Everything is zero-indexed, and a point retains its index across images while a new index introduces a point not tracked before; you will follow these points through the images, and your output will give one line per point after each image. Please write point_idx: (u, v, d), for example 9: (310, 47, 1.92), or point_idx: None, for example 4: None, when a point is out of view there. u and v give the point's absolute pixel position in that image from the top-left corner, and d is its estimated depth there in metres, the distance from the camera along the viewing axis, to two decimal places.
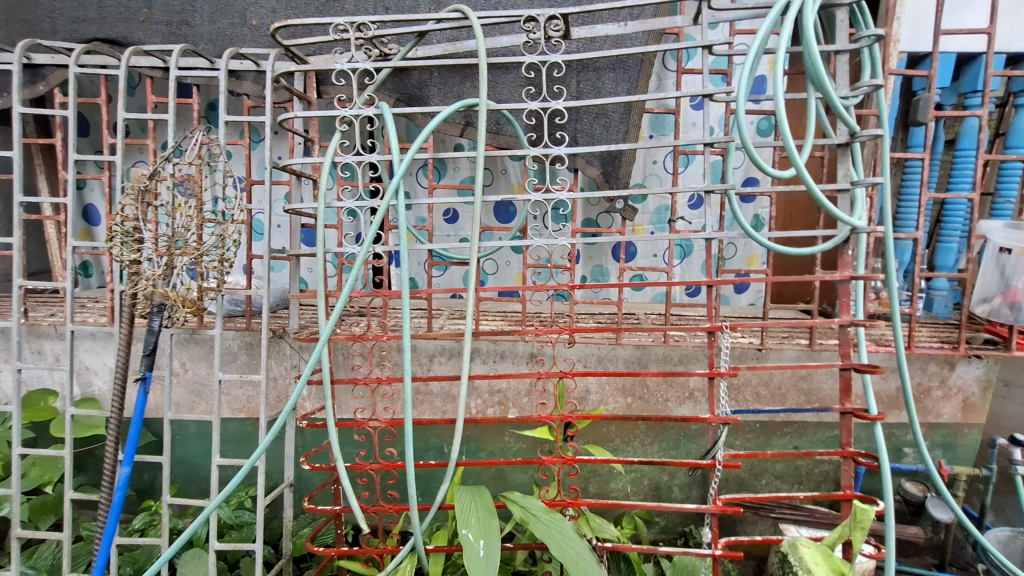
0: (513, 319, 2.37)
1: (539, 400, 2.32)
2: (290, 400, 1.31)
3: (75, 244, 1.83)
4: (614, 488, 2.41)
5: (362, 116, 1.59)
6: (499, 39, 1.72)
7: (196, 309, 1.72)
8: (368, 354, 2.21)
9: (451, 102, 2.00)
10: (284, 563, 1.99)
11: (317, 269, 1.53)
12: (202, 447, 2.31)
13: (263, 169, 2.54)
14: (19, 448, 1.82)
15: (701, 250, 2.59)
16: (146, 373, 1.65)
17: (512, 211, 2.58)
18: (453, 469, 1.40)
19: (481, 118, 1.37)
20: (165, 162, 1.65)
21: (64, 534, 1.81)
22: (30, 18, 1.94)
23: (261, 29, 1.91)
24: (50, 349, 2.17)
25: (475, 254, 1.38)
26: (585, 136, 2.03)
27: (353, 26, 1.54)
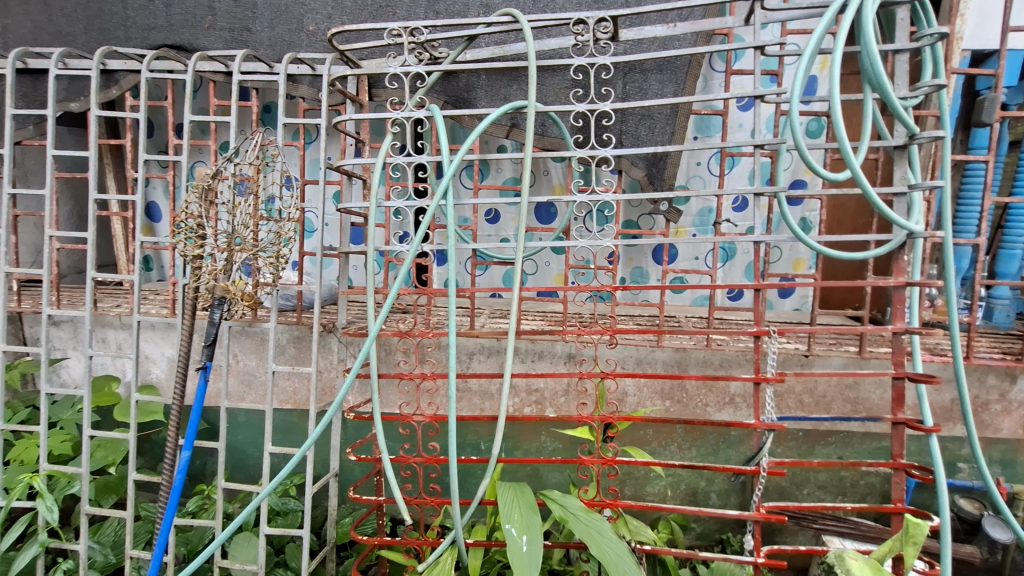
0: (553, 319, 2.39)
1: (578, 399, 2.32)
2: (341, 394, 1.39)
3: (142, 239, 1.94)
4: (650, 491, 2.39)
5: (413, 117, 1.64)
6: (548, 42, 1.74)
7: (253, 303, 1.80)
8: (412, 351, 2.26)
9: (498, 104, 2.01)
10: (328, 550, 2.06)
11: (367, 266, 1.59)
12: (252, 436, 2.40)
13: (318, 168, 2.59)
14: (88, 430, 1.93)
15: (745, 254, 2.55)
16: (207, 362, 1.74)
17: (553, 213, 2.59)
18: (495, 465, 1.43)
19: (531, 121, 1.41)
20: (227, 162, 1.74)
21: (127, 512, 1.92)
22: (104, 26, 2.06)
23: (317, 34, 1.98)
24: (114, 338, 2.30)
25: (521, 254, 1.43)
26: (630, 138, 2.03)
27: (407, 30, 1.61)
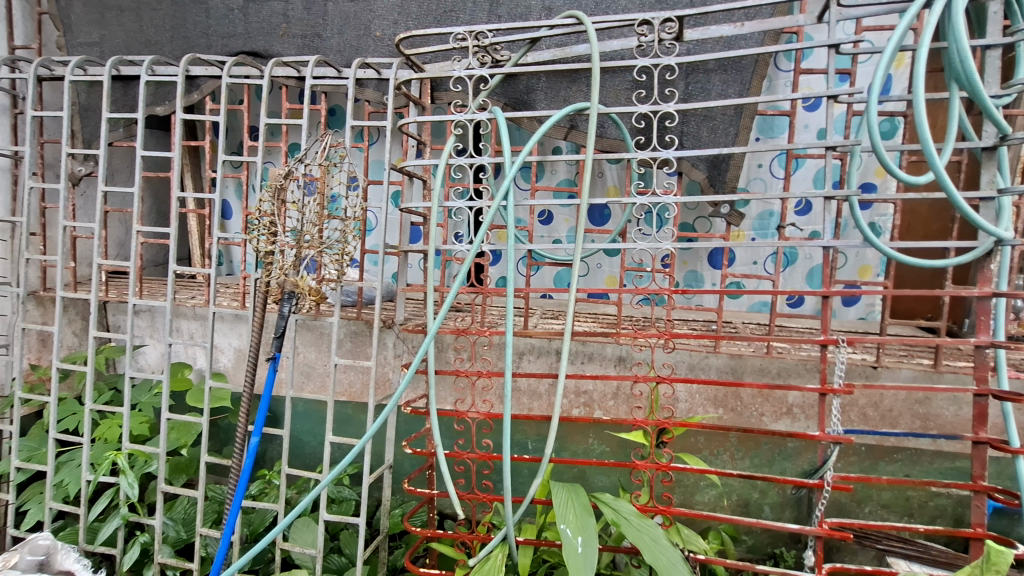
0: (605, 322, 2.37)
1: (628, 403, 2.30)
2: (399, 390, 1.43)
3: (220, 235, 2.07)
4: (700, 500, 2.33)
5: (476, 120, 1.68)
6: (610, 43, 1.75)
7: (319, 298, 1.88)
8: (467, 348, 2.29)
9: (557, 106, 2.02)
10: (381, 539, 2.13)
11: (427, 265, 1.62)
12: (311, 426, 2.50)
13: (381, 169, 2.68)
14: (165, 413, 2.05)
15: (808, 259, 2.46)
16: (276, 353, 1.84)
17: (608, 215, 2.58)
18: (548, 465, 1.44)
19: (592, 121, 1.39)
20: (297, 163, 1.83)
21: (198, 492, 2.04)
22: (188, 35, 2.19)
23: (384, 39, 2.04)
24: (187, 328, 2.44)
25: (579, 255, 1.42)
26: (691, 139, 1.99)
27: (472, 34, 1.66)
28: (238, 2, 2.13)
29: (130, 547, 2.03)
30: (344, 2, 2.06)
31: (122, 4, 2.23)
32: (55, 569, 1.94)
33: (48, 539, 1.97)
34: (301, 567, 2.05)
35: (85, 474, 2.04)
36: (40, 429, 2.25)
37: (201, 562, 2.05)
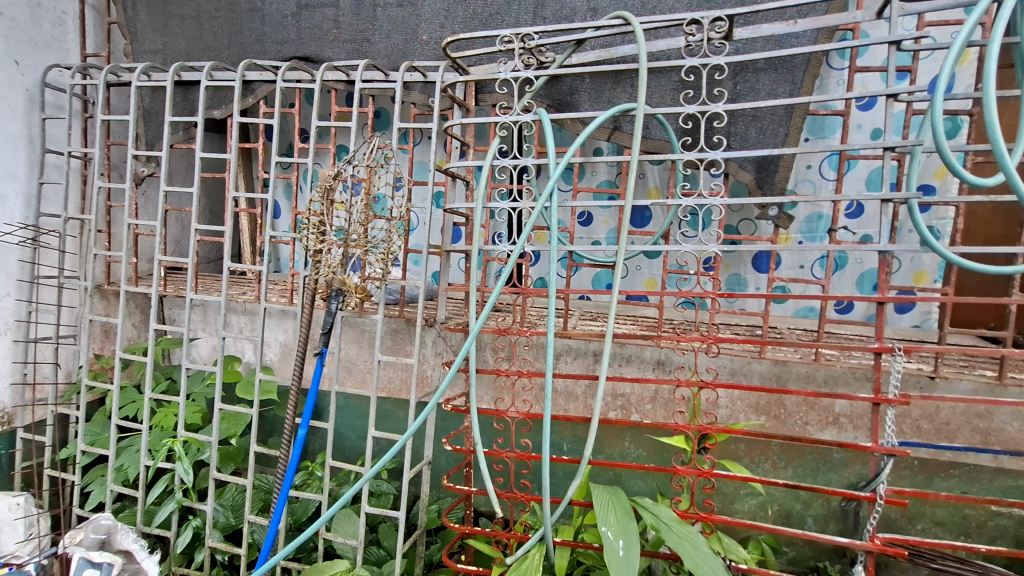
0: (645, 324, 2.35)
1: (667, 407, 2.27)
2: (442, 388, 1.43)
3: (271, 233, 2.16)
4: (738, 508, 2.27)
5: (520, 121, 1.70)
6: (657, 44, 1.74)
7: (364, 296, 1.93)
8: (507, 348, 2.31)
9: (601, 107, 2.00)
10: (419, 533, 2.17)
11: (472, 265, 1.64)
12: (353, 420, 2.56)
13: (425, 170, 2.73)
14: (218, 403, 2.15)
15: (859, 263, 2.37)
16: (323, 349, 1.90)
17: (648, 216, 2.56)
18: (586, 466, 1.42)
19: (638, 123, 1.38)
20: (346, 164, 1.89)
21: (247, 480, 2.12)
22: (244, 41, 2.28)
23: (430, 43, 2.08)
24: (238, 322, 2.54)
25: (622, 258, 1.41)
26: (738, 140, 1.92)
27: (518, 36, 1.68)
28: (291, 8, 2.21)
29: (183, 530, 2.14)
30: (392, 8, 2.11)
31: (184, 13, 2.34)
32: (116, 548, 2.04)
33: (109, 519, 2.08)
34: (342, 557, 2.11)
35: (144, 460, 2.16)
36: (103, 415, 2.39)
37: (248, 548, 2.14)
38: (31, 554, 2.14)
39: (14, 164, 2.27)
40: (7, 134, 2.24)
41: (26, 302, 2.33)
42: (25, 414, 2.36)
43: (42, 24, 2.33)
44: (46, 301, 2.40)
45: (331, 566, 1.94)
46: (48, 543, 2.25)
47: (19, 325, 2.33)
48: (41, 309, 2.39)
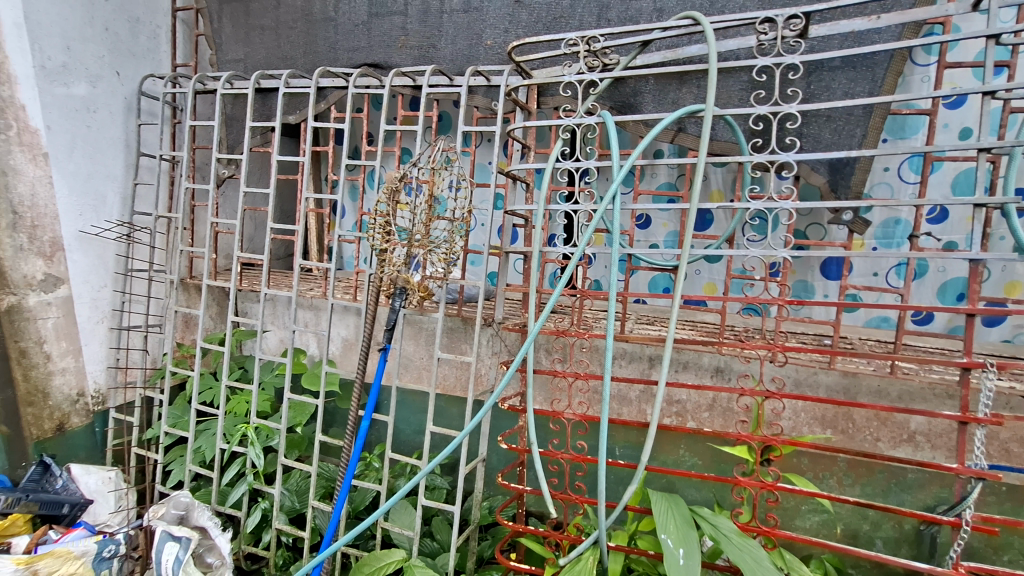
0: (705, 330, 2.29)
1: (725, 415, 2.20)
2: (500, 387, 1.46)
3: (339, 232, 2.27)
4: (799, 525, 2.17)
5: (584, 124, 1.72)
6: (725, 44, 1.73)
7: (426, 294, 1.99)
8: (562, 350, 2.31)
9: (665, 109, 1.96)
10: (472, 529, 2.21)
11: (534, 267, 1.66)
12: (409, 415, 2.64)
13: (486, 173, 2.76)
14: (287, 392, 2.27)
15: (941, 272, 2.22)
16: (386, 344, 1.98)
17: (710, 220, 2.49)
18: (644, 472, 1.41)
19: (707, 124, 1.36)
20: (411, 167, 1.96)
21: (312, 468, 2.23)
22: (318, 49, 2.40)
23: (495, 47, 2.12)
24: (306, 316, 2.66)
25: (686, 263, 1.39)
26: (810, 141, 1.81)
27: (584, 40, 1.70)
28: (363, 18, 2.30)
29: (253, 511, 2.29)
30: (458, 14, 2.16)
31: (264, 24, 2.48)
32: (193, 523, 2.19)
33: (188, 497, 2.25)
34: (399, 547, 2.18)
35: (220, 443, 2.31)
36: (183, 400, 2.57)
37: (311, 532, 2.25)
38: (121, 525, 2.34)
39: (113, 166, 2.48)
40: (109, 139, 2.45)
41: (121, 293, 2.55)
42: (117, 396, 2.58)
43: (139, 37, 2.55)
44: (137, 293, 2.62)
45: (389, 554, 2.01)
46: (135, 515, 2.45)
47: (114, 314, 2.55)
48: (133, 299, 2.61)
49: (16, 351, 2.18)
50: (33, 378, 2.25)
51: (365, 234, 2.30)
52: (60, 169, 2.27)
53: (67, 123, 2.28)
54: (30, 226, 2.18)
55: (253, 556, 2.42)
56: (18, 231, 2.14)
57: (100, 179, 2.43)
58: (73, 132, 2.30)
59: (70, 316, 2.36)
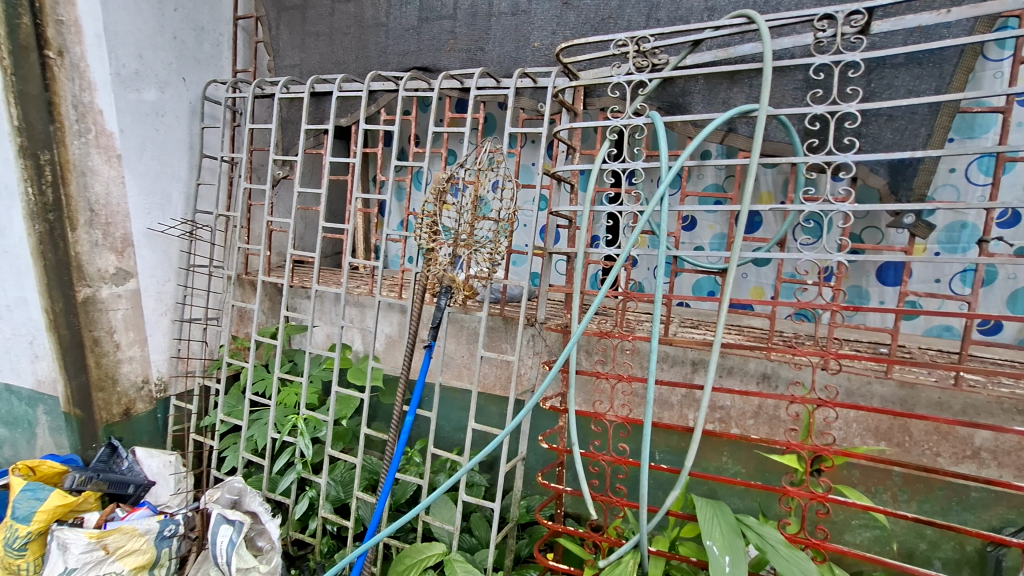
0: (751, 335, 2.23)
1: (771, 423, 2.14)
2: (543, 387, 1.47)
3: (386, 232, 2.34)
4: (849, 540, 2.09)
5: (631, 125, 1.72)
6: (781, 42, 1.71)
7: (470, 293, 2.02)
8: (603, 351, 2.30)
9: (715, 109, 1.92)
10: (510, 527, 2.23)
11: (578, 268, 1.67)
12: (451, 412, 2.68)
13: (530, 174, 2.78)
14: (335, 385, 2.35)
15: (1012, 279, 2.10)
16: (431, 342, 2.02)
17: (759, 222, 2.44)
18: (688, 477, 1.39)
19: (760, 124, 1.33)
20: (458, 168, 2.00)
21: (357, 459, 2.30)
22: (369, 54, 2.47)
23: (542, 49, 2.13)
24: (354, 313, 2.74)
25: (735, 266, 1.36)
26: (870, 141, 1.74)
27: (633, 40, 1.70)
28: (413, 22, 2.36)
29: (301, 498, 2.38)
30: (506, 17, 2.18)
31: (319, 30, 2.58)
32: (245, 508, 2.30)
33: (241, 482, 2.35)
34: (439, 541, 2.22)
35: (271, 432, 2.42)
36: (237, 390, 2.70)
37: (355, 522, 2.32)
38: (180, 506, 2.51)
39: (178, 168, 2.63)
40: (175, 141, 2.60)
41: (183, 287, 2.70)
42: (178, 384, 2.74)
43: (204, 45, 2.69)
44: (198, 287, 2.77)
45: (430, 547, 2.05)
46: (192, 498, 2.59)
47: (177, 307, 2.70)
48: (194, 293, 2.76)
49: (89, 339, 2.36)
50: (104, 365, 2.42)
51: (412, 233, 2.36)
52: (132, 169, 2.42)
53: (138, 127, 2.43)
54: (104, 223, 2.35)
55: (299, 542, 2.52)
56: (94, 228, 2.31)
57: (166, 179, 2.58)
58: (143, 135, 2.45)
59: (138, 308, 2.53)
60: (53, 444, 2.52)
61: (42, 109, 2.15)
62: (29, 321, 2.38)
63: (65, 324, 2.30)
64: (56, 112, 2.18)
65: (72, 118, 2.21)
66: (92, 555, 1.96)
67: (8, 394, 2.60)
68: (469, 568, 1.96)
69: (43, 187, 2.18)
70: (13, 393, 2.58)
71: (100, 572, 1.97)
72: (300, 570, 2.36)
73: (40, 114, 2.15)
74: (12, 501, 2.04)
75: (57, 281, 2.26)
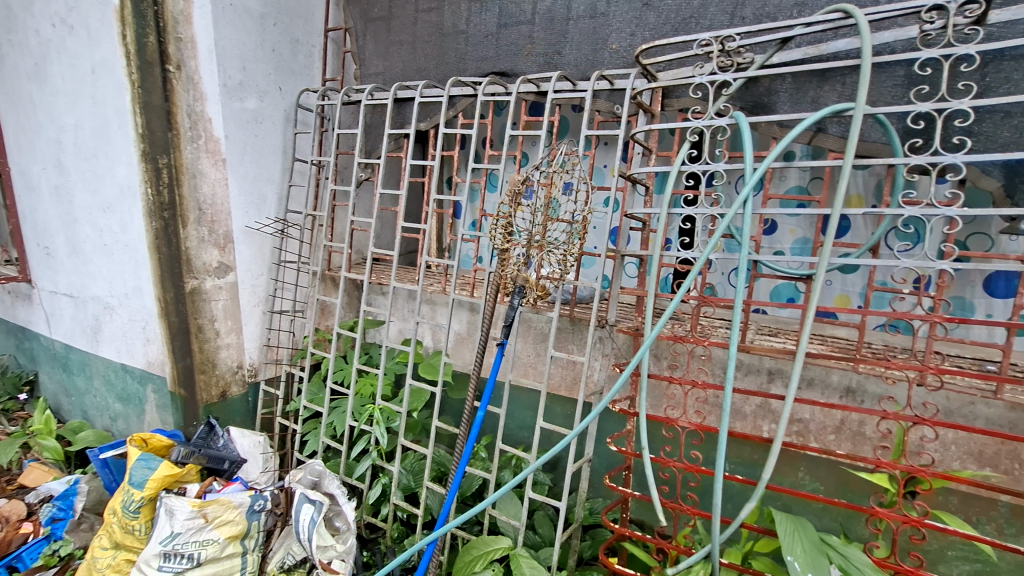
0: (836, 345, 2.11)
1: (856, 439, 2.02)
2: (613, 390, 1.44)
3: (462, 232, 2.42)
4: (944, 572, 1.93)
5: (713, 126, 1.68)
6: (880, 36, 1.61)
7: (543, 293, 2.05)
8: (673, 356, 2.25)
9: (803, 108, 1.83)
10: (574, 528, 2.24)
11: (653, 270, 1.65)
12: (518, 411, 2.72)
13: (603, 175, 2.77)
14: (409, 378, 2.46)
15: None
16: (504, 340, 2.06)
17: (847, 226, 2.31)
18: (766, 490, 1.27)
19: (856, 123, 1.27)
20: (534, 170, 2.04)
21: (428, 451, 2.40)
22: (448, 61, 2.57)
23: (620, 51, 2.12)
24: (428, 310, 2.85)
25: (825, 272, 1.30)
26: (982, 141, 1.60)
27: (718, 40, 1.68)
28: (493, 28, 2.42)
29: (375, 484, 2.51)
30: (584, 20, 2.19)
31: (403, 39, 2.70)
32: (324, 489, 2.45)
33: (321, 465, 2.51)
34: (505, 535, 2.27)
35: (350, 420, 2.57)
36: (319, 378, 2.88)
37: (423, 511, 2.41)
38: (268, 483, 2.70)
39: (273, 170, 2.85)
40: (271, 146, 2.82)
41: (274, 281, 2.92)
42: (267, 370, 2.97)
43: (298, 56, 2.89)
44: (287, 281, 2.99)
45: (496, 541, 2.11)
46: (276, 477, 2.79)
47: (268, 299, 2.92)
48: (284, 287, 2.97)
49: (195, 326, 2.62)
50: (206, 350, 2.67)
51: (485, 234, 2.42)
52: (235, 172, 2.65)
53: (240, 133, 2.65)
54: (210, 221, 2.59)
55: (371, 525, 2.66)
56: (201, 225, 2.56)
57: (262, 181, 2.80)
58: (244, 140, 2.67)
59: (235, 299, 2.76)
60: (159, 419, 2.80)
61: (163, 117, 2.40)
62: (143, 308, 2.66)
63: (176, 312, 2.56)
64: (174, 120, 2.43)
65: (186, 125, 2.46)
66: (194, 522, 2.15)
67: (125, 374, 2.98)
68: (534, 565, 1.99)
69: (161, 188, 2.43)
70: (128, 372, 2.94)
71: (199, 539, 2.16)
72: (371, 553, 2.49)
73: (160, 123, 2.40)
74: (129, 469, 2.27)
75: (169, 273, 2.51)
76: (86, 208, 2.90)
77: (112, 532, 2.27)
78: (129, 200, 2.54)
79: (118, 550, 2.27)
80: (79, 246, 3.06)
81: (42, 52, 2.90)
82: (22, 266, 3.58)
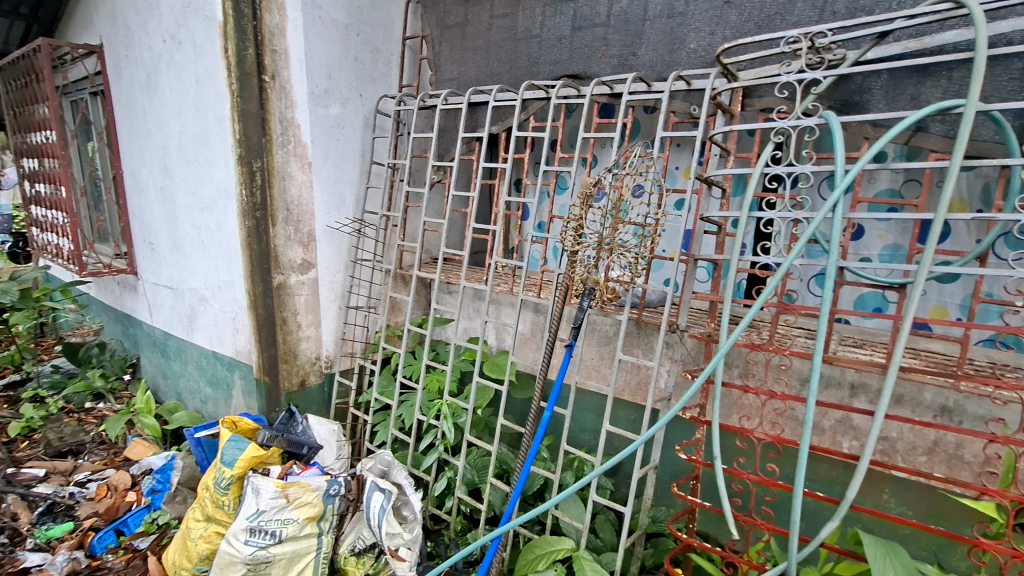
0: (932, 360, 1.96)
1: (951, 462, 1.87)
2: (686, 399, 1.44)
3: (531, 234, 2.44)
4: None
5: (800, 126, 1.61)
6: (996, 27, 1.49)
7: (613, 296, 2.03)
8: (747, 365, 2.17)
9: (899, 106, 1.71)
10: (638, 535, 2.21)
11: (730, 276, 1.60)
12: (582, 413, 2.71)
13: (675, 177, 2.71)
14: (476, 376, 2.51)
15: None
16: (572, 342, 2.06)
17: (947, 232, 2.13)
18: (849, 509, 1.25)
19: (965, 121, 1.19)
20: (606, 172, 2.03)
21: (493, 448, 2.44)
22: (521, 65, 2.61)
23: (699, 51, 2.08)
24: (495, 309, 2.90)
25: (925, 281, 1.22)
26: None
27: (807, 37, 1.62)
28: (567, 31, 2.43)
29: (441, 477, 2.59)
30: (661, 20, 2.16)
31: (477, 45, 2.77)
32: (392, 479, 2.55)
33: (390, 456, 2.63)
34: (567, 536, 2.27)
35: (419, 414, 2.66)
36: (389, 372, 3.01)
37: (486, 507, 2.45)
38: (340, 470, 2.85)
39: (352, 172, 3.00)
40: (351, 150, 2.97)
41: (350, 278, 3.07)
42: (342, 362, 3.13)
43: (378, 64, 3.03)
44: (362, 278, 3.13)
45: (559, 542, 2.11)
46: (347, 465, 2.93)
47: (344, 295, 3.08)
48: (359, 283, 3.12)
49: (279, 318, 2.80)
50: (289, 341, 2.86)
51: (554, 235, 2.43)
52: (319, 175, 2.82)
53: (325, 138, 2.82)
54: (296, 220, 2.77)
55: (435, 517, 2.74)
56: (288, 224, 2.74)
57: (342, 183, 2.95)
58: (328, 145, 2.83)
59: (316, 294, 2.93)
60: (245, 404, 3.01)
61: (258, 124, 2.59)
62: (234, 301, 2.88)
63: (265, 305, 2.75)
64: (268, 126, 2.61)
65: (278, 131, 2.65)
66: (278, 501, 2.31)
67: (215, 361, 3.23)
68: (598, 569, 1.98)
69: (255, 189, 2.62)
70: (219, 359, 3.18)
71: (281, 517, 2.31)
72: (436, 543, 2.57)
73: (256, 129, 2.59)
74: (222, 449, 2.48)
75: (258, 269, 2.71)
76: (187, 207, 3.18)
77: (204, 506, 2.46)
78: (225, 201, 2.76)
79: (209, 523, 2.44)
80: (179, 242, 3.36)
81: (154, 66, 3.20)
82: (130, 259, 3.96)
